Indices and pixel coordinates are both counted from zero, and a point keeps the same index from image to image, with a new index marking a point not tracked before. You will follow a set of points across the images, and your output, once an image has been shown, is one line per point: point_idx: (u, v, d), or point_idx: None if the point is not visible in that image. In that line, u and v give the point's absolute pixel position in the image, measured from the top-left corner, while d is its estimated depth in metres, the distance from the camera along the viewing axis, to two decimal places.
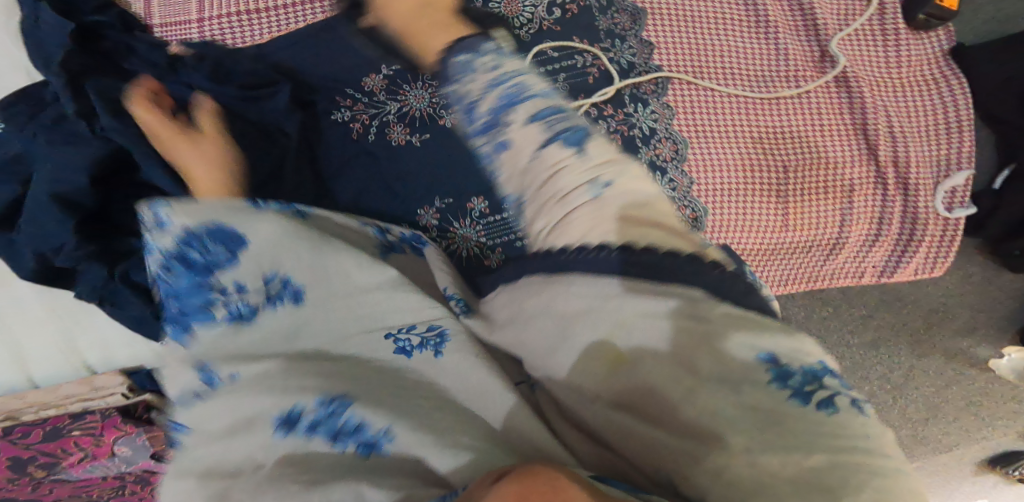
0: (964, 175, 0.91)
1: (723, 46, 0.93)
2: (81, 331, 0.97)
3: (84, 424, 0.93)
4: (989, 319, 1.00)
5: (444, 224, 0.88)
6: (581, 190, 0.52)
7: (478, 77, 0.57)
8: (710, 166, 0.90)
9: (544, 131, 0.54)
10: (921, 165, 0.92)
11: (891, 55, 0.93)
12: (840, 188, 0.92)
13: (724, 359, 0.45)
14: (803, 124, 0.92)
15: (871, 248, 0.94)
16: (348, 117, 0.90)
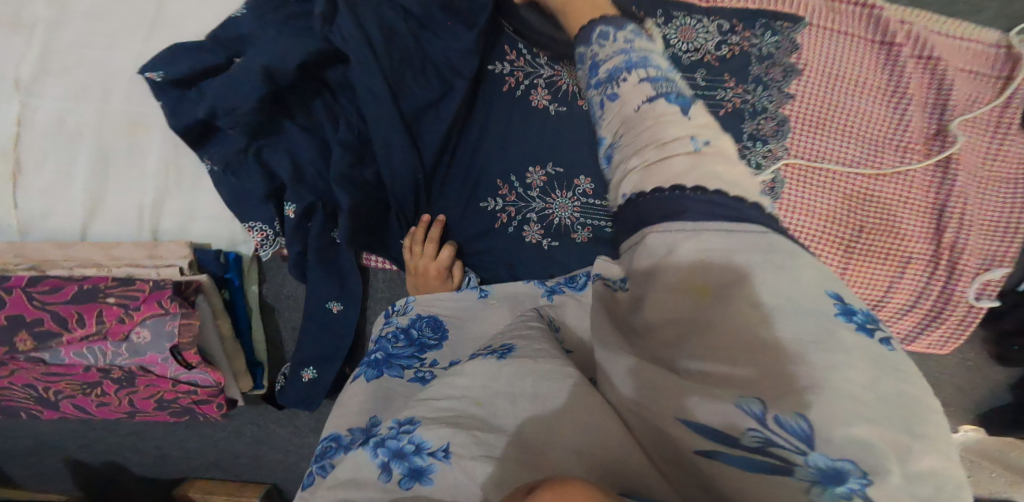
0: (1001, 272, 1.00)
1: (851, 106, 0.99)
2: (174, 196, 0.93)
3: (121, 293, 0.86)
4: (973, 403, 1.13)
5: (546, 188, 0.97)
6: (682, 142, 0.58)
7: (630, 36, 0.67)
8: (800, 209, 0.99)
9: (654, 88, 0.61)
10: (972, 256, 1.00)
11: (991, 147, 0.99)
12: (900, 256, 1.00)
13: (797, 296, 0.50)
14: (893, 194, 0.99)
15: (902, 316, 1.03)
16: (507, 71, 0.97)
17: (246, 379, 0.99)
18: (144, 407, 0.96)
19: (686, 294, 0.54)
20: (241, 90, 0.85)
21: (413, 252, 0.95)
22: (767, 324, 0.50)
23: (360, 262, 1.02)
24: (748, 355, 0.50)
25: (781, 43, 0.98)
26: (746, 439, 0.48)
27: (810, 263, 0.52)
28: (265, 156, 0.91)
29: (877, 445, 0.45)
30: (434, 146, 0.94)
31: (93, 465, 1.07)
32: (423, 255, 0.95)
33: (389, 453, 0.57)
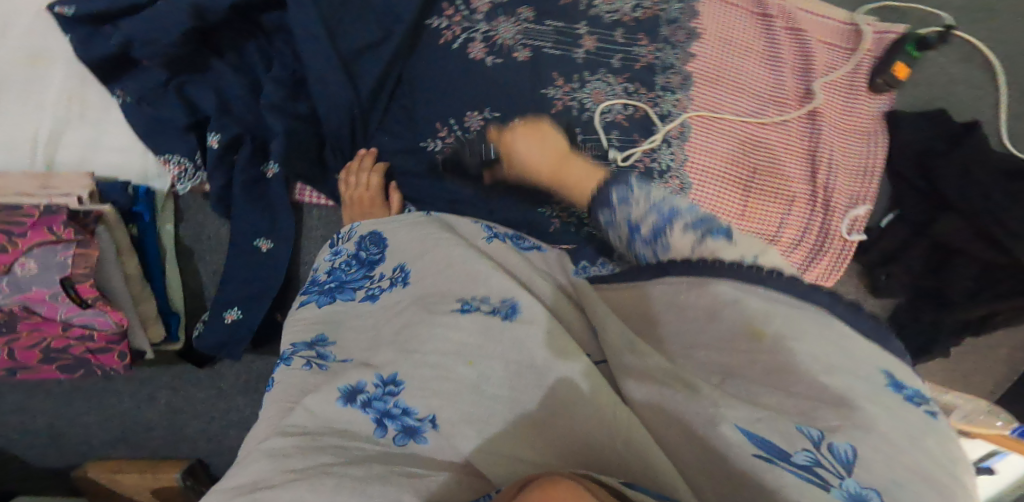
0: (865, 209, 1.12)
1: (739, 64, 1.07)
2: (76, 127, 0.85)
3: (5, 219, 0.77)
4: None
5: (484, 131, 1.00)
6: (736, 262, 0.71)
7: (653, 194, 0.81)
8: (704, 153, 1.05)
9: (696, 236, 0.74)
10: (841, 194, 1.12)
11: (849, 103, 1.13)
12: (785, 196, 1.09)
13: (850, 354, 0.64)
14: (777, 141, 1.08)
15: (792, 250, 1.12)
16: (444, 25, 1.01)
17: (156, 328, 0.91)
18: (26, 360, 0.84)
19: (748, 334, 0.67)
20: (164, 23, 0.80)
21: (348, 183, 0.93)
22: (791, 342, 0.65)
23: (291, 197, 0.97)
24: (818, 385, 0.63)
25: (686, 9, 1.07)
26: (798, 457, 0.59)
27: (803, 326, 0.65)
28: (187, 91, 0.86)
29: (907, 483, 0.57)
30: (369, 86, 0.90)
31: None
32: (358, 184, 0.93)
33: (377, 412, 0.68)
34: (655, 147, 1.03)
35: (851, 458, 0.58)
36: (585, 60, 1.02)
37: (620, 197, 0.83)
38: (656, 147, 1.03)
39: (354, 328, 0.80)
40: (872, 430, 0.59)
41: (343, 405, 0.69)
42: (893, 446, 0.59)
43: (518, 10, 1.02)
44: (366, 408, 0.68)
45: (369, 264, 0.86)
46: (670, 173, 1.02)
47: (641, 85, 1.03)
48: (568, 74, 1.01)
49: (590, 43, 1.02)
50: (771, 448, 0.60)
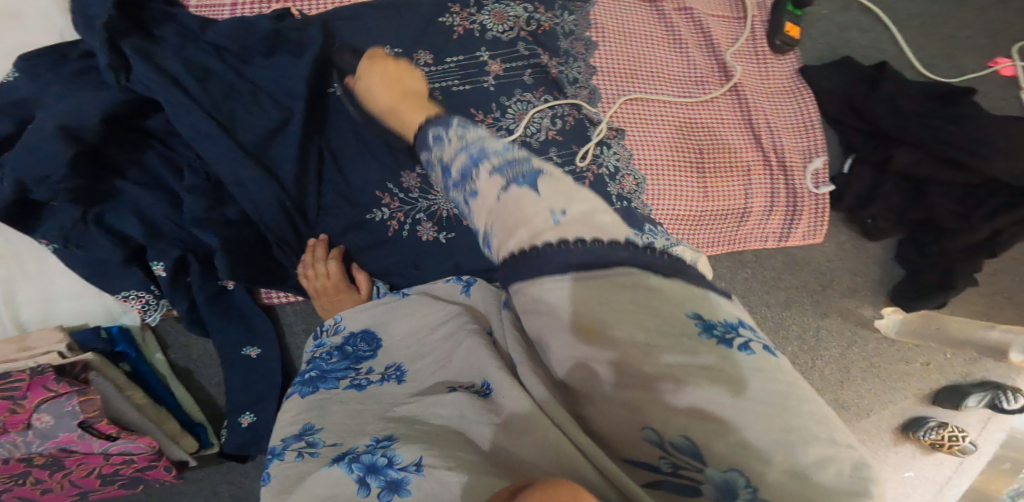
0: (821, 159, 1.11)
1: (648, 56, 1.09)
2: (25, 283, 0.97)
3: (5, 387, 0.89)
4: (868, 282, 1.21)
5: (425, 186, 1.02)
6: (541, 218, 0.60)
7: (448, 153, 0.67)
8: (646, 146, 1.05)
9: (498, 191, 0.62)
10: (792, 152, 1.11)
11: (763, 68, 1.15)
12: (740, 166, 1.09)
13: (667, 320, 0.57)
14: (711, 118, 1.10)
15: (770, 215, 1.10)
16: (347, 91, 1.01)
17: (185, 439, 1.02)
18: (90, 483, 0.99)
19: (580, 330, 0.59)
20: (39, 150, 0.86)
21: (308, 276, 0.98)
22: (641, 349, 0.57)
23: (260, 302, 1.05)
24: (671, 375, 0.56)
25: (579, 20, 1.07)
26: (662, 466, 0.56)
27: (630, 309, 0.57)
28: (108, 220, 0.95)
29: (758, 448, 0.52)
30: (292, 170, 0.97)
31: None
32: (318, 274, 0.97)
33: (364, 469, 0.63)
34: (594, 153, 1.02)
35: (696, 449, 0.54)
36: (498, 86, 1.02)
37: (437, 137, 0.69)
38: (597, 152, 1.03)
39: (346, 411, 0.73)
40: (696, 408, 0.55)
41: (328, 468, 0.65)
42: (720, 411, 0.54)
43: (415, 57, 1.01)
44: (353, 464, 0.64)
45: (356, 358, 0.83)
46: (620, 173, 1.02)
47: (558, 95, 1.03)
48: (484, 108, 1.01)
49: (497, 67, 1.03)
50: (641, 463, 0.57)
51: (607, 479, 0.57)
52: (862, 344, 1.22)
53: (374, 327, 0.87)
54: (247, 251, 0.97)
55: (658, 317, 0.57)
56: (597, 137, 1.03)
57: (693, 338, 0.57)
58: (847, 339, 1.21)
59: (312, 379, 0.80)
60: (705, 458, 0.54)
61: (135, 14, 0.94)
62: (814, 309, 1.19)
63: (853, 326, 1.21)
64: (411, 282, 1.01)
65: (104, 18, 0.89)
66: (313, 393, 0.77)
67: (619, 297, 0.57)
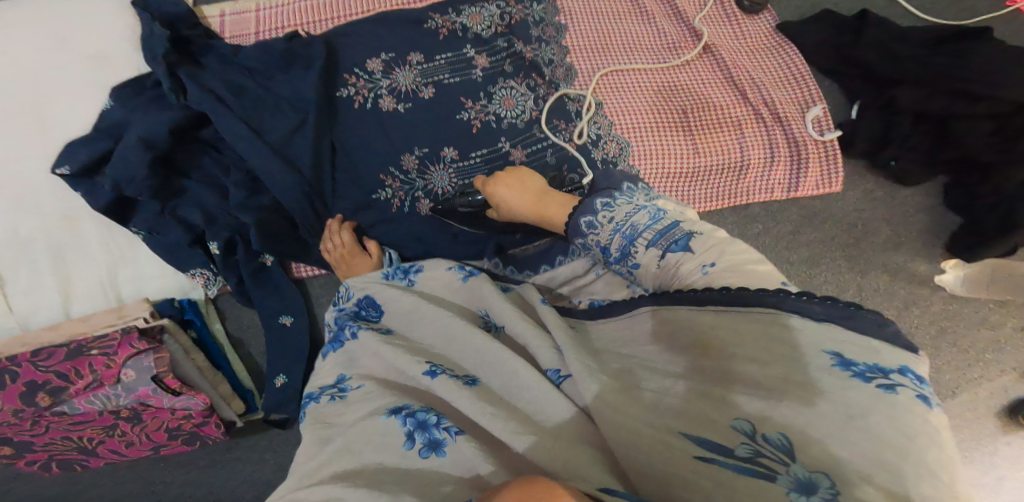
0: (820, 106, 1.08)
1: (618, 33, 1.16)
2: (123, 265, 1.14)
3: (101, 345, 1.07)
4: (917, 233, 1.09)
5: (422, 166, 1.11)
6: (692, 271, 0.70)
7: (602, 229, 0.80)
8: (625, 112, 1.09)
9: (656, 256, 0.74)
10: (785, 103, 1.09)
11: (736, 30, 1.16)
12: (729, 121, 1.08)
13: (798, 350, 0.61)
14: (689, 81, 1.12)
15: (771, 166, 1.07)
16: (352, 92, 1.12)
17: (236, 402, 1.16)
18: (160, 438, 1.14)
19: (696, 348, 0.67)
20: (127, 160, 1.04)
21: (328, 248, 1.08)
22: (765, 362, 0.61)
23: (292, 276, 1.17)
24: (764, 386, 0.60)
25: (548, 8, 1.15)
26: (739, 451, 0.59)
27: (765, 331, 0.62)
28: (179, 214, 1.11)
29: (850, 461, 0.55)
30: (308, 160, 1.09)
31: None
32: (336, 246, 1.07)
33: (414, 425, 0.77)
34: (575, 124, 1.09)
35: (788, 447, 0.57)
36: (484, 77, 1.12)
37: (587, 221, 0.82)
38: (576, 123, 1.09)
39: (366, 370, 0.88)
40: (813, 406, 0.58)
41: (385, 418, 0.79)
42: (817, 414, 0.57)
43: (409, 57, 1.13)
44: (407, 419, 0.78)
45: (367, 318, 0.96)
46: (604, 139, 1.08)
47: (537, 78, 1.12)
48: (473, 94, 1.11)
49: (483, 60, 1.12)
50: (714, 444, 0.60)
51: (657, 462, 0.63)
52: (919, 306, 1.07)
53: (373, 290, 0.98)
54: (283, 232, 1.10)
55: (790, 334, 0.61)
56: (574, 110, 1.10)
57: (824, 368, 0.59)
58: (900, 301, 1.07)
59: (336, 336, 0.95)
60: (792, 454, 0.57)
61: (183, 46, 1.12)
62: (851, 266, 1.08)
63: (904, 286, 1.08)
64: (419, 255, 1.12)
65: (162, 53, 1.07)
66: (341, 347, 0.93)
67: (745, 327, 0.64)
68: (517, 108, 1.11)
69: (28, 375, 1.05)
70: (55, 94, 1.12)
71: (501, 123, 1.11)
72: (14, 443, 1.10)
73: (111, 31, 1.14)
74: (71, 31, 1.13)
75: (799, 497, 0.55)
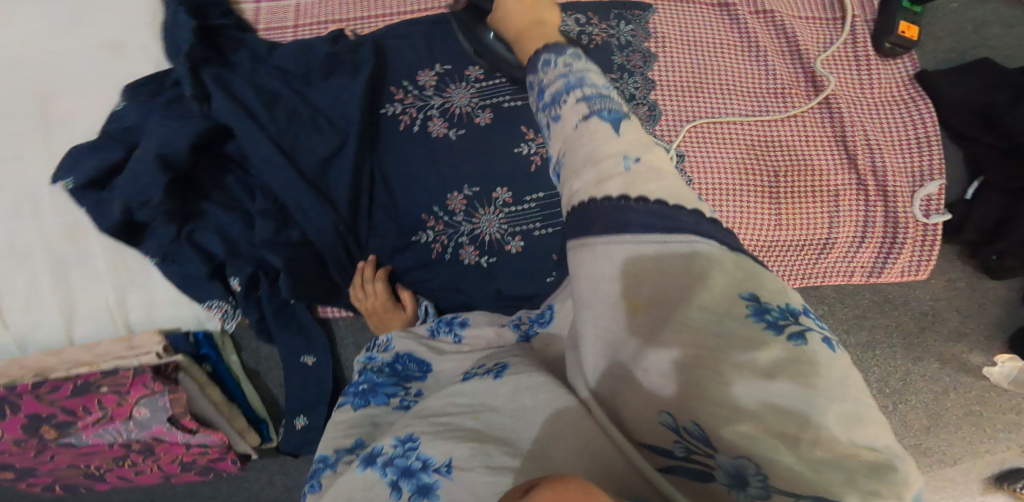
0: (936, 183, 0.97)
1: (721, 68, 1.02)
2: (132, 290, 1.01)
3: (111, 382, 0.99)
4: (985, 327, 1.03)
5: (469, 209, 0.99)
6: (612, 161, 0.53)
7: (548, 77, 0.62)
8: (713, 168, 0.97)
9: (582, 121, 0.56)
10: (897, 175, 0.98)
11: (862, 77, 1.02)
12: (826, 191, 0.98)
13: (714, 306, 0.49)
14: (792, 136, 1.00)
15: (860, 247, 0.98)
16: (398, 110, 1.00)
17: (251, 434, 1.09)
18: (172, 470, 1.08)
19: (622, 308, 0.52)
20: (139, 177, 0.91)
21: (359, 296, 1.00)
22: (677, 317, 0.50)
23: (316, 315, 1.07)
24: (703, 349, 0.49)
25: (636, 30, 1.00)
26: (676, 450, 0.50)
27: (669, 275, 0.50)
28: (197, 239, 0.98)
29: (787, 421, 0.45)
30: (345, 193, 0.98)
31: None
32: (366, 295, 1.00)
33: (396, 471, 0.56)
34: None
35: (705, 434, 0.48)
36: None
37: (545, 62, 0.63)
38: None
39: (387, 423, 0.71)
40: (747, 401, 0.47)
41: (361, 470, 0.57)
42: (744, 385, 0.47)
43: (465, 73, 1.01)
44: (386, 466, 0.56)
45: (407, 377, 0.80)
46: None
47: None
48: (536, 126, 0.99)
49: None
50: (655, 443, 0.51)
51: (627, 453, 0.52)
52: (961, 393, 1.03)
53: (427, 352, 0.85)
54: (312, 271, 0.99)
55: (703, 297, 0.49)
56: None
57: (741, 321, 0.48)
58: (941, 386, 1.03)
59: (365, 391, 0.78)
60: (715, 444, 0.47)
61: (212, 40, 0.99)
62: (907, 351, 1.03)
63: (953, 373, 1.03)
64: (457, 306, 1.01)
65: (187, 48, 0.94)
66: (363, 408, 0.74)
67: (664, 269, 0.50)
68: None
69: (32, 408, 0.99)
70: (65, 92, 1.02)
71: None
72: (18, 468, 1.05)
73: (129, 17, 1.05)
74: (86, 17, 1.04)
75: (736, 493, 0.46)
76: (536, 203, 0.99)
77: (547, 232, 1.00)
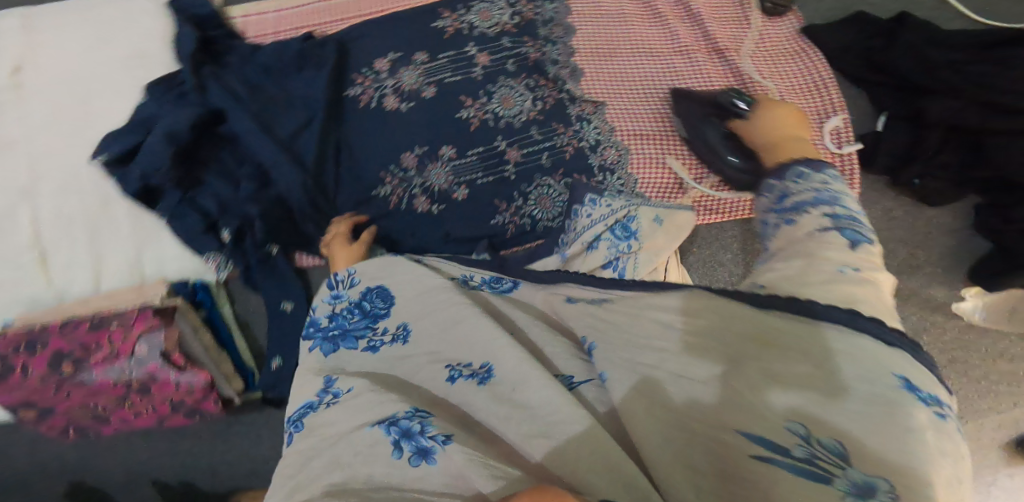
0: (840, 117, 1.07)
1: (630, 39, 1.17)
2: (149, 247, 1.23)
3: (122, 320, 1.13)
4: (931, 256, 1.09)
5: (420, 164, 1.10)
6: (833, 264, 0.66)
7: (794, 189, 0.77)
8: (629, 116, 1.11)
9: (794, 221, 0.74)
10: (805, 113, 1.09)
11: (757, 34, 1.16)
12: None
13: (868, 374, 0.57)
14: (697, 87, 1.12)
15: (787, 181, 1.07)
16: (360, 91, 1.13)
17: (236, 380, 1.23)
18: (164, 411, 1.19)
19: (745, 340, 0.62)
20: (153, 150, 1.10)
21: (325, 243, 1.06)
22: (848, 379, 0.57)
23: (295, 265, 1.19)
24: (820, 380, 0.58)
25: (559, 8, 1.18)
26: (796, 452, 0.55)
27: (866, 352, 0.58)
28: (197, 201, 1.15)
29: (910, 464, 0.53)
30: (318, 156, 1.12)
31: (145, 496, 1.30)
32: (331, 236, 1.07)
33: (401, 433, 0.65)
34: (576, 128, 1.09)
35: (842, 451, 0.54)
36: (486, 75, 1.12)
37: (794, 173, 0.80)
38: (578, 128, 1.09)
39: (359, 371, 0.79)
40: (889, 425, 0.54)
41: (370, 429, 0.67)
42: (864, 423, 0.55)
43: (414, 56, 1.12)
44: (391, 427, 0.66)
45: (373, 316, 0.85)
46: (602, 146, 1.07)
47: (539, 79, 1.11)
48: (473, 93, 1.11)
49: (483, 58, 1.11)
50: (767, 443, 0.57)
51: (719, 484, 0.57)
52: (926, 332, 1.06)
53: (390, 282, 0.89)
54: (288, 223, 1.13)
55: (871, 365, 0.57)
56: (575, 114, 1.10)
57: (891, 389, 0.56)
58: None
59: (334, 338, 0.85)
60: (850, 459, 0.54)
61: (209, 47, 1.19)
62: None
63: (914, 312, 1.07)
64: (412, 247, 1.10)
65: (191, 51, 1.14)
66: (332, 354, 0.83)
67: (793, 329, 0.61)
68: (518, 107, 1.11)
69: (56, 344, 1.12)
70: (102, 91, 1.27)
71: (499, 122, 1.11)
72: (39, 407, 1.15)
73: (145, 29, 1.31)
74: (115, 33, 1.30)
75: None
76: (477, 156, 1.10)
77: (485, 181, 1.09)
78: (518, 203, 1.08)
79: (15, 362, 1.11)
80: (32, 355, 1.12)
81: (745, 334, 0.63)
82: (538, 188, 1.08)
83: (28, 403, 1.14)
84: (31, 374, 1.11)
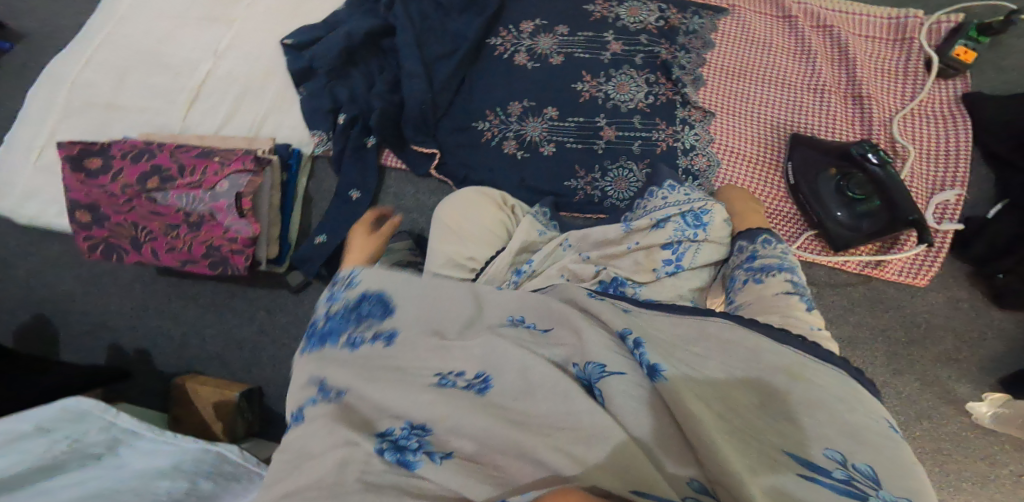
0: (953, 192, 1.08)
1: (770, 62, 1.17)
2: (278, 114, 1.24)
3: (223, 156, 1.17)
4: (979, 359, 1.08)
5: (524, 114, 1.17)
6: (803, 323, 0.78)
7: (762, 253, 0.89)
8: (738, 131, 1.14)
9: (761, 283, 0.84)
10: (919, 180, 1.10)
11: (907, 90, 1.14)
12: None
13: (841, 402, 0.65)
14: (816, 125, 1.13)
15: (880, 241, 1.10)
16: (499, 43, 1.22)
17: (273, 246, 1.19)
18: (196, 253, 1.16)
19: (752, 376, 0.68)
20: (330, 42, 1.18)
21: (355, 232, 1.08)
22: (836, 404, 0.65)
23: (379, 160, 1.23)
24: (812, 407, 0.65)
25: (706, 23, 1.20)
26: (835, 474, 0.59)
27: (839, 393, 0.66)
28: (336, 89, 1.19)
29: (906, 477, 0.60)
30: (448, 73, 1.18)
31: (129, 352, 1.27)
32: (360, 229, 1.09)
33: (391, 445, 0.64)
34: (677, 128, 1.14)
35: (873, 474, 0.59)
36: (613, 60, 1.18)
37: (762, 240, 0.90)
38: (679, 129, 1.14)
39: (352, 368, 0.70)
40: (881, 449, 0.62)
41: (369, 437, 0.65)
42: (858, 432, 0.63)
43: (556, 28, 1.21)
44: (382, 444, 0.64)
45: (369, 319, 0.76)
46: (694, 151, 1.13)
47: (661, 76, 1.17)
48: (595, 72, 1.18)
49: (616, 47, 1.19)
50: (797, 458, 0.61)
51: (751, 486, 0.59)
52: (934, 422, 1.07)
53: (390, 289, 0.78)
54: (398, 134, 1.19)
55: (839, 391, 0.66)
56: (681, 117, 1.15)
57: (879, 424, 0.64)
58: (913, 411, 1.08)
59: (324, 337, 0.76)
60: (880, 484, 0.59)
61: None
62: (885, 362, 1.10)
63: (931, 401, 1.08)
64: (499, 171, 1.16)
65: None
66: (318, 351, 0.74)
67: (775, 361, 0.68)
68: (635, 93, 1.16)
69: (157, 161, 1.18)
70: None
71: (607, 103, 1.17)
72: (98, 213, 1.17)
73: None
74: None
75: None
76: (575, 125, 1.16)
77: (577, 146, 1.15)
78: (596, 175, 1.14)
79: (114, 165, 1.17)
80: (130, 164, 1.17)
81: (751, 380, 0.67)
82: (617, 168, 1.13)
83: (94, 206, 1.17)
84: (119, 181, 1.16)
